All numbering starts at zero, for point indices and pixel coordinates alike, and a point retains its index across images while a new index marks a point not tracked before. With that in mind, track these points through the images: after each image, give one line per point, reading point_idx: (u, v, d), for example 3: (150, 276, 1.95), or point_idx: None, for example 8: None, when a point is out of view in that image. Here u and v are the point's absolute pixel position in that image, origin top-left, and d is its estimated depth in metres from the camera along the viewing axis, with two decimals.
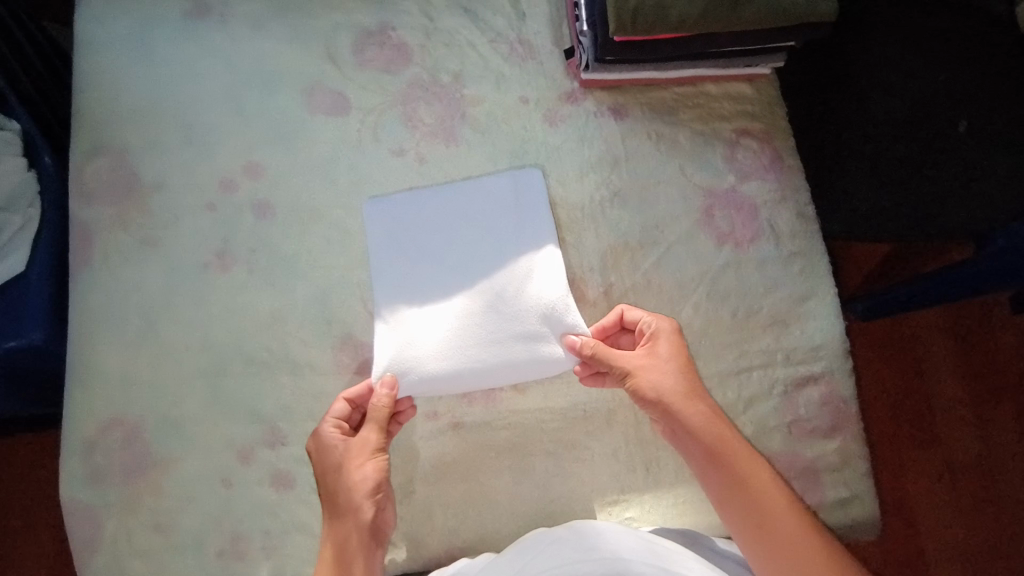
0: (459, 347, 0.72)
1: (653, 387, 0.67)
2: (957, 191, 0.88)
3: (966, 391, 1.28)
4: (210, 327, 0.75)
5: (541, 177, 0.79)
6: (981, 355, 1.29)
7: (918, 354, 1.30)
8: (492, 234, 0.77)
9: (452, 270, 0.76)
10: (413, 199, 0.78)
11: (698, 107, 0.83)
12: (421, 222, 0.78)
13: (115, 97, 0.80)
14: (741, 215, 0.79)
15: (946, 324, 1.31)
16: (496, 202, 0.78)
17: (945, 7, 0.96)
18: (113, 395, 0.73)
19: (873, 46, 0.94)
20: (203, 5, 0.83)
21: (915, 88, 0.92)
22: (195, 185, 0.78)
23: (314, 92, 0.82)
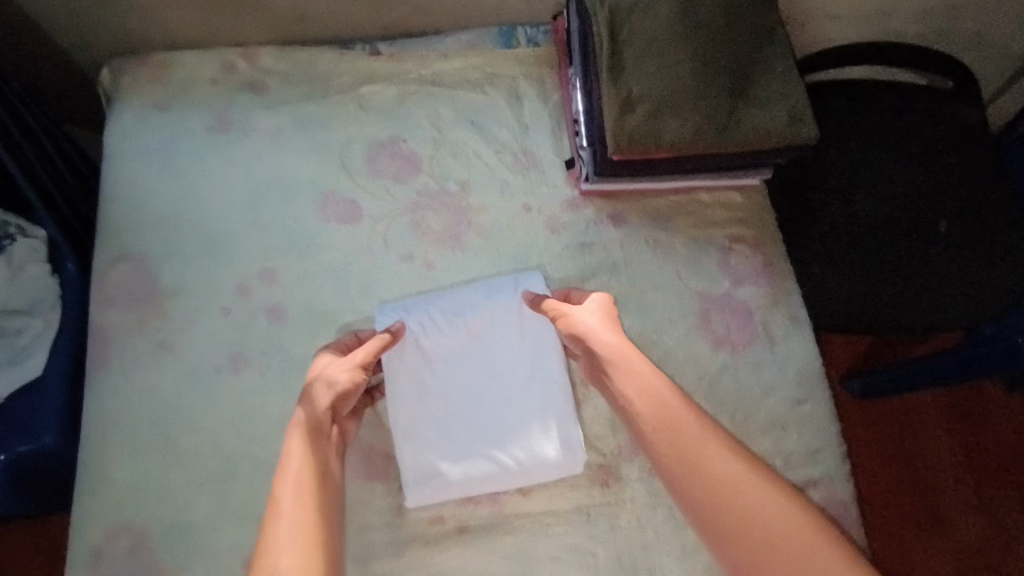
0: (463, 445, 0.75)
1: (581, 324, 0.74)
2: (946, 288, 0.91)
3: (966, 473, 1.29)
4: (221, 431, 0.76)
5: (541, 278, 0.82)
6: (979, 437, 1.31)
7: (917, 436, 1.31)
8: (494, 327, 0.79)
9: (461, 368, 0.78)
10: (422, 295, 0.81)
11: (691, 215, 0.88)
12: (429, 318, 0.79)
13: (139, 206, 0.84)
14: (736, 319, 0.83)
15: (943, 408, 1.33)
16: (501, 300, 0.80)
17: (920, 113, 1.01)
18: (122, 501, 0.73)
19: (851, 150, 1.00)
20: (226, 119, 0.89)
21: (895, 191, 0.97)
22: (212, 289, 0.82)
23: (328, 200, 0.86)
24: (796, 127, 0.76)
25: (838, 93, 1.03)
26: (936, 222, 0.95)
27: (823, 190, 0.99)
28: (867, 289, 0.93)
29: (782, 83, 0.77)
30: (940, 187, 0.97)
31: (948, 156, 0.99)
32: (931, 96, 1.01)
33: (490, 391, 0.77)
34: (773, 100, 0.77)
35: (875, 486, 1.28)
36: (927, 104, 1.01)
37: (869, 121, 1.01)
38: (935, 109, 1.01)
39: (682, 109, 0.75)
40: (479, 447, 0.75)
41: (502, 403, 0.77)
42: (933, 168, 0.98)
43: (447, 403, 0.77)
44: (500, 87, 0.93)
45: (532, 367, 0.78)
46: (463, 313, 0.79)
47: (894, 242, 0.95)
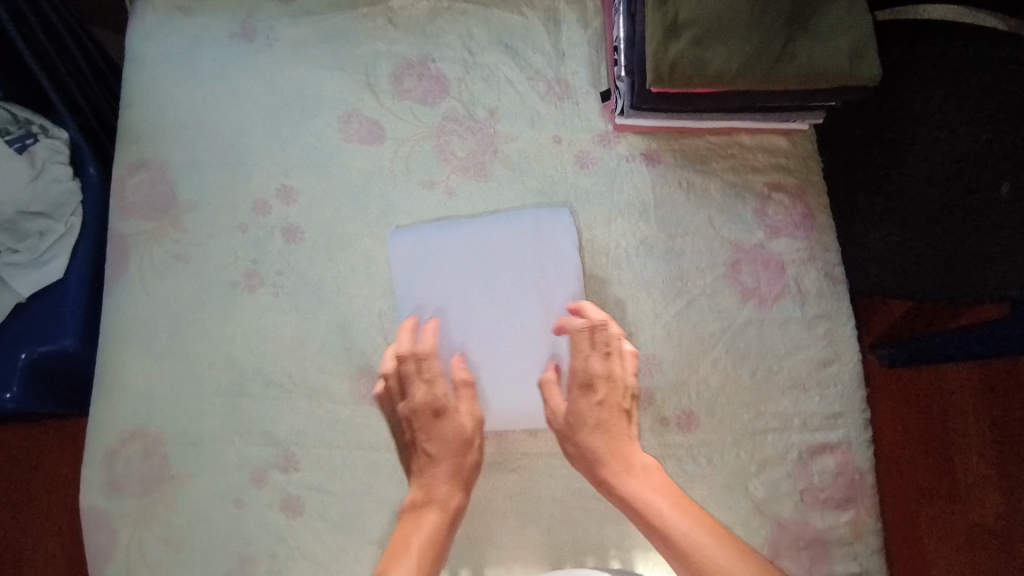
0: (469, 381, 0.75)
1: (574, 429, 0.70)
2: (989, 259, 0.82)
3: (991, 449, 1.24)
4: (234, 347, 0.76)
5: (570, 217, 0.79)
6: (1013, 414, 1.25)
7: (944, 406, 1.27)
8: (514, 267, 0.78)
9: (474, 306, 0.77)
10: (442, 227, 0.79)
11: (731, 158, 0.82)
12: (452, 250, 0.78)
13: (159, 113, 0.83)
14: (768, 272, 0.78)
15: (976, 381, 1.27)
16: (528, 237, 0.78)
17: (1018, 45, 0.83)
18: (135, 408, 0.75)
19: (913, 98, 0.87)
20: (251, 28, 0.85)
21: (956, 145, 0.85)
22: (231, 204, 0.80)
23: (351, 119, 0.83)
24: (856, 64, 0.68)
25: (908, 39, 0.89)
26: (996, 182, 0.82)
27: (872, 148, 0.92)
28: (904, 259, 0.89)
29: (848, 12, 0.69)
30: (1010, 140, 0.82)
31: None
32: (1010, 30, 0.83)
33: (505, 328, 0.76)
34: (835, 31, 0.69)
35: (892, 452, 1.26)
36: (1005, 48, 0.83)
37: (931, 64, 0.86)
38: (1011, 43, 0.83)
39: (728, 40, 0.68)
40: (489, 383, 0.75)
41: (514, 343, 0.76)
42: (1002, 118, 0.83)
43: (458, 338, 0.76)
44: (539, 8, 0.87)
45: (551, 306, 0.77)
46: (487, 248, 0.78)
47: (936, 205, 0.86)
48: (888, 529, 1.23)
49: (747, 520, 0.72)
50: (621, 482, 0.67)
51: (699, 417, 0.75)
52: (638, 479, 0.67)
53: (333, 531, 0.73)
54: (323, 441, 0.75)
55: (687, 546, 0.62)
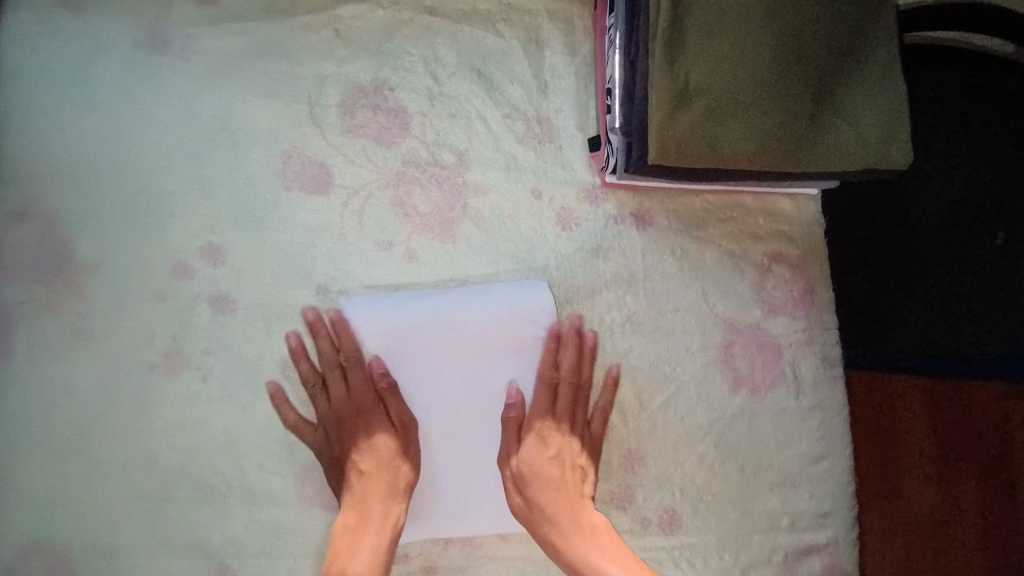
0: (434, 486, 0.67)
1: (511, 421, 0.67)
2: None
3: None
4: (154, 442, 0.65)
5: (548, 291, 0.68)
6: None
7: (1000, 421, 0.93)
8: (482, 354, 0.67)
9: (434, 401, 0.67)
10: (398, 300, 0.66)
11: (730, 222, 0.73)
12: (410, 328, 0.66)
13: (44, 145, 0.66)
14: (762, 355, 0.71)
15: (994, 407, 0.93)
16: (500, 312, 0.67)
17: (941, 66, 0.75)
18: (31, 518, 0.63)
19: None
20: (159, 35, 0.69)
21: (950, 191, 0.77)
22: (143, 267, 0.66)
23: (291, 161, 0.69)
24: (888, 147, 0.59)
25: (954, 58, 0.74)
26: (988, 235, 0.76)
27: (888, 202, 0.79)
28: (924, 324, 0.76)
29: (882, 84, 0.60)
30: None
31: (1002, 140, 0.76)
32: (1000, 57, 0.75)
33: (474, 426, 0.67)
34: (866, 107, 0.59)
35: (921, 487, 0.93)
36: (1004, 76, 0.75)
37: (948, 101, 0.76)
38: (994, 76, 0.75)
39: (747, 113, 0.58)
40: (458, 483, 0.67)
41: (484, 443, 0.67)
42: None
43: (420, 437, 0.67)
44: (518, 27, 0.73)
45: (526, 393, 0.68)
46: (453, 325, 0.67)
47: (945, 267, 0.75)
48: None
49: None
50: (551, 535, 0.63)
51: (683, 516, 0.68)
52: (587, 540, 0.62)
53: None
54: (266, 552, 0.65)
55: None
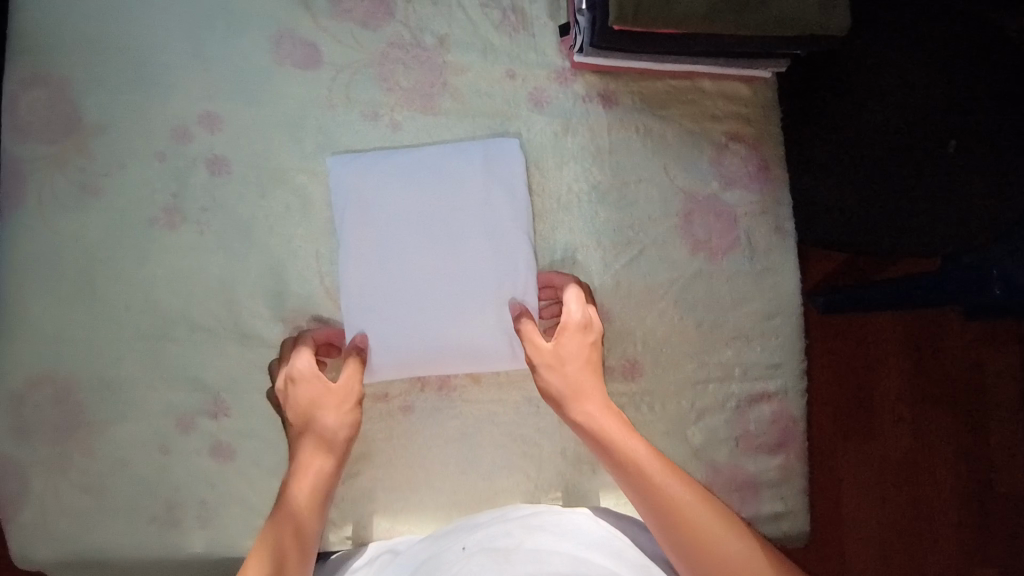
0: (415, 327, 0.72)
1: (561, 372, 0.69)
2: (976, 210, 0.76)
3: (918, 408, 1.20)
4: (155, 289, 0.71)
5: (519, 147, 0.75)
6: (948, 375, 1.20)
7: (910, 340, 1.20)
8: (460, 204, 0.74)
9: (414, 247, 0.73)
10: (388, 154, 0.74)
11: (691, 104, 0.79)
12: (398, 178, 0.73)
13: (54, 17, 0.72)
14: (720, 223, 0.78)
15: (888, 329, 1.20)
16: (476, 164, 0.74)
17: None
18: (44, 351, 0.70)
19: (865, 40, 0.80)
20: None
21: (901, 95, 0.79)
22: (144, 130, 0.72)
23: (283, 40, 0.75)
24: (829, 13, 0.66)
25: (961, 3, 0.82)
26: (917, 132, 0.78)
27: (865, 75, 0.80)
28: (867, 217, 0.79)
29: None
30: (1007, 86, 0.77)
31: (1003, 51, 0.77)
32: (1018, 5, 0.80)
33: (450, 270, 0.73)
34: None
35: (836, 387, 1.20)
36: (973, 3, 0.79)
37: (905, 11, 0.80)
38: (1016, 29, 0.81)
39: None
40: (440, 323, 0.73)
41: (458, 285, 0.73)
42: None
43: (400, 280, 0.72)
44: None
45: (500, 238, 0.74)
46: (432, 178, 0.74)
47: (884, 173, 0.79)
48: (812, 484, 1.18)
49: (685, 465, 0.76)
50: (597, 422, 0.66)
51: (642, 364, 0.76)
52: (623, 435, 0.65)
53: (267, 477, 0.71)
54: (257, 388, 0.72)
55: (662, 494, 0.61)
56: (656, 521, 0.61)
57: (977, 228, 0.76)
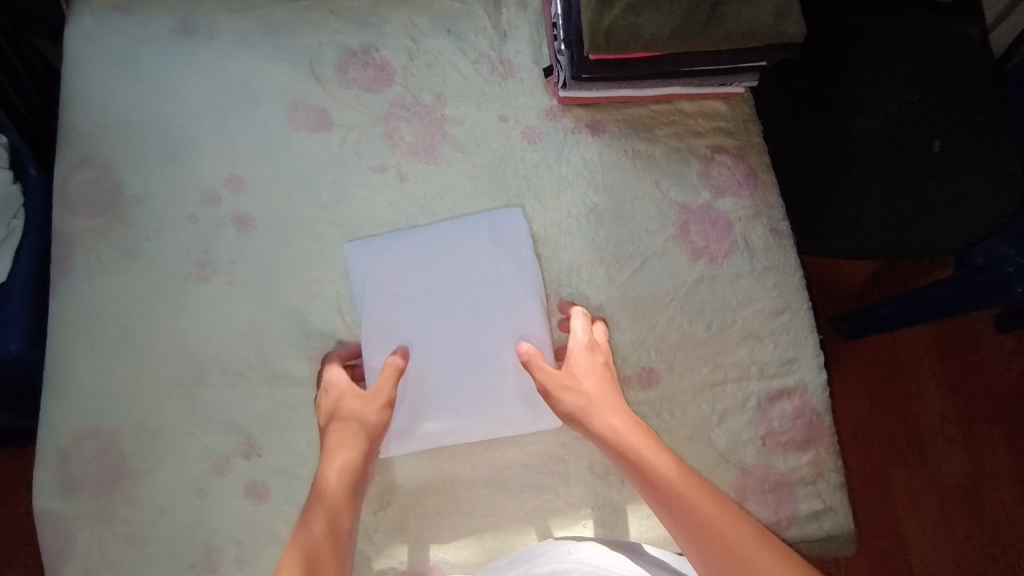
0: (441, 403, 0.75)
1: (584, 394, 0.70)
2: (971, 196, 0.91)
3: (951, 408, 1.28)
4: (191, 340, 0.76)
5: (522, 215, 0.80)
6: (971, 377, 1.29)
7: (931, 348, 1.31)
8: (471, 279, 0.78)
9: (433, 326, 0.77)
10: (400, 234, 0.79)
11: (673, 125, 0.85)
12: (412, 257, 0.78)
13: (100, 111, 0.82)
14: (716, 230, 0.81)
15: (932, 341, 1.32)
16: (483, 234, 0.79)
17: (884, 28, 0.99)
18: (90, 407, 0.74)
19: (854, 73, 0.98)
20: (190, 22, 0.85)
21: (887, 108, 0.96)
22: (179, 197, 0.80)
23: (297, 108, 0.83)
24: (783, 23, 0.73)
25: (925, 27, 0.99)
26: (918, 142, 0.94)
27: (848, 100, 0.97)
28: (869, 215, 0.93)
29: None
30: (968, 96, 0.96)
31: (953, 70, 0.97)
32: (975, 20, 0.99)
33: (469, 341, 0.77)
34: None
35: (865, 394, 1.29)
36: (932, 32, 0.99)
37: (880, 44, 0.99)
38: (978, 37, 0.98)
39: (661, 6, 0.72)
40: (464, 397, 0.75)
41: (478, 356, 0.76)
42: (990, 94, 0.96)
43: (423, 357, 0.76)
44: None
45: (511, 306, 0.77)
46: (444, 253, 0.79)
47: (885, 176, 0.94)
48: (854, 491, 1.25)
49: (714, 469, 0.75)
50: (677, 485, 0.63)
51: (658, 372, 0.77)
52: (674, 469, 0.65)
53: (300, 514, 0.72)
54: (287, 425, 0.74)
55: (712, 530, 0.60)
56: (707, 554, 0.59)
57: (971, 210, 0.90)
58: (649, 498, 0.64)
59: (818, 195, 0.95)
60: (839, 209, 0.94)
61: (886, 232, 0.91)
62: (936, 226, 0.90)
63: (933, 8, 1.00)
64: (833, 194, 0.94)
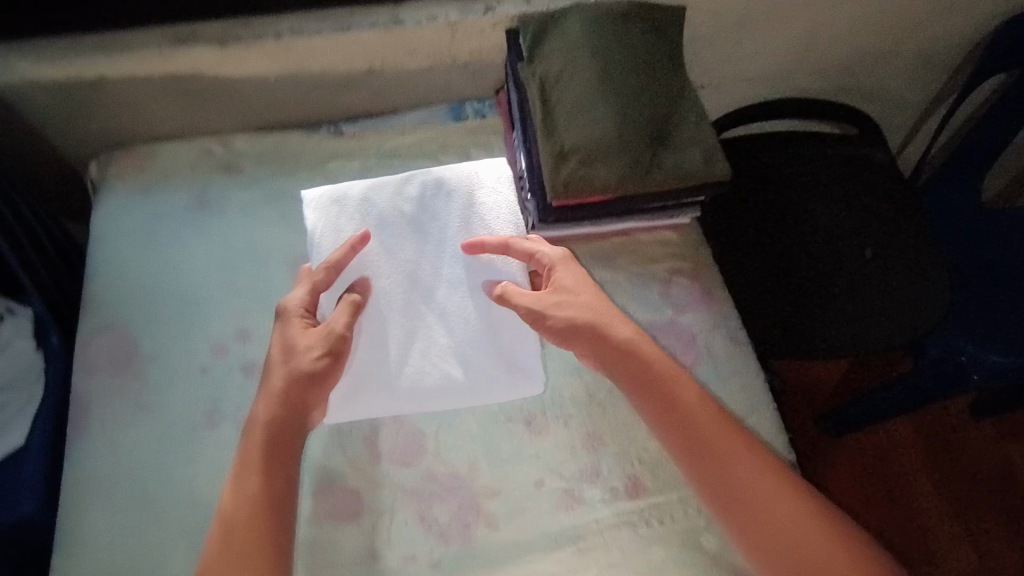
0: (406, 348, 0.80)
1: (583, 311, 0.78)
2: (903, 299, 1.03)
3: (946, 498, 1.33)
4: (198, 484, 0.80)
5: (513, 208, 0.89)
6: (958, 466, 1.36)
7: (918, 439, 1.38)
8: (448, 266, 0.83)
9: (409, 311, 0.81)
10: (378, 214, 0.85)
11: (633, 253, 0.96)
12: (391, 218, 0.85)
13: (122, 278, 0.92)
14: (681, 343, 0.89)
15: (917, 432, 1.39)
16: (461, 188, 0.88)
17: (807, 158, 1.16)
18: (97, 562, 0.76)
19: (787, 196, 1.13)
20: (204, 196, 0.98)
21: (819, 225, 1.11)
22: (191, 351, 0.87)
23: (299, 262, 0.93)
24: (711, 166, 0.87)
25: (841, 155, 1.16)
26: (851, 253, 1.08)
27: (784, 219, 1.11)
28: (818, 319, 1.03)
29: (696, 132, 0.89)
30: (886, 212, 1.11)
31: (871, 190, 1.13)
32: (883, 147, 1.15)
33: (441, 335, 0.80)
34: (690, 146, 0.88)
35: (862, 487, 1.33)
36: (849, 158, 1.15)
37: (805, 171, 1.15)
38: (888, 159, 1.14)
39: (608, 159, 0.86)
40: (433, 388, 0.79)
41: (453, 343, 0.80)
42: (905, 209, 1.11)
43: (397, 341, 0.80)
44: (453, 153, 1.02)
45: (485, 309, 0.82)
46: (431, 225, 0.85)
47: (827, 284, 1.06)
48: None
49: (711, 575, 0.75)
50: (744, 476, 0.71)
51: (643, 481, 0.80)
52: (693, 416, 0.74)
53: None
54: None
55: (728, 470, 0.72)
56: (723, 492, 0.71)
57: (906, 311, 1.02)
58: (674, 441, 0.74)
59: (771, 304, 1.06)
60: (790, 316, 1.04)
61: (835, 334, 1.02)
62: (878, 326, 1.02)
63: (846, 138, 1.17)
64: (784, 303, 1.05)
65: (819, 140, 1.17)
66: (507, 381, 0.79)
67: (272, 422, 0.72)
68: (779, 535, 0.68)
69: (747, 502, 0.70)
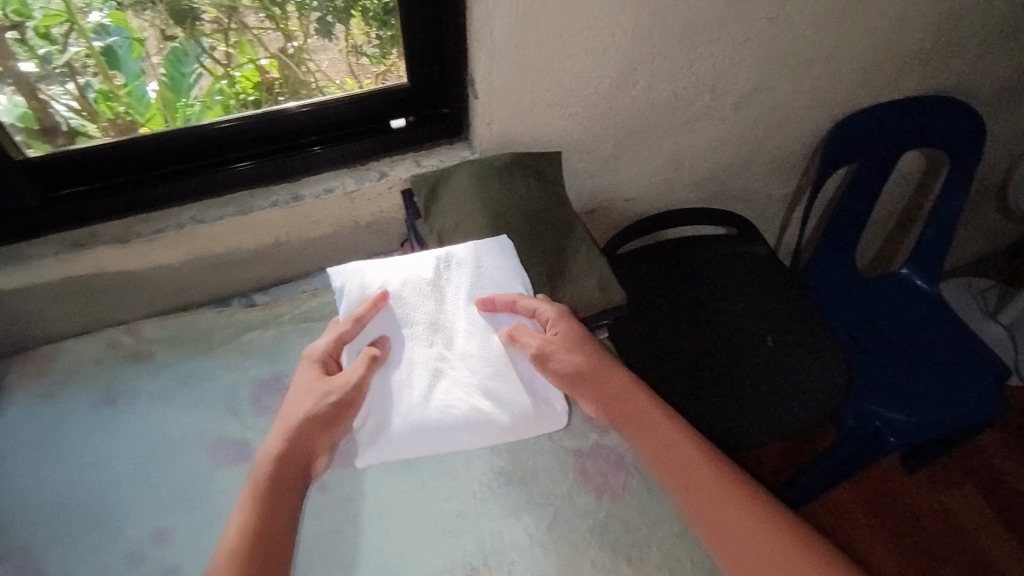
0: (427, 379, 0.83)
1: (568, 363, 0.83)
2: (806, 382, 1.13)
3: (904, 556, 1.45)
4: None
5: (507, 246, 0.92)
6: (907, 524, 1.50)
7: (866, 505, 1.53)
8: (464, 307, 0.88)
9: (426, 352, 0.85)
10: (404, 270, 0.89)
11: None
12: (418, 280, 0.89)
13: (22, 497, 0.86)
14: (610, 466, 0.91)
15: (865, 499, 1.54)
16: (467, 253, 0.91)
17: (698, 261, 1.26)
18: None
19: (688, 298, 1.21)
20: (113, 392, 0.95)
21: (721, 320, 1.19)
22: (101, 565, 0.81)
23: (218, 445, 0.91)
24: (608, 293, 0.94)
25: (727, 254, 1.26)
26: (754, 344, 1.16)
27: (690, 319, 1.19)
28: (737, 413, 1.09)
29: (589, 261, 0.97)
30: (776, 300, 1.21)
31: (759, 281, 1.23)
32: (761, 241, 1.27)
33: (465, 372, 0.84)
34: (585, 277, 0.95)
35: None
36: (734, 256, 1.26)
37: (699, 272, 1.24)
38: (768, 252, 1.26)
39: None
40: (459, 423, 0.81)
41: (481, 377, 0.84)
42: (792, 296, 1.22)
43: (414, 382, 0.83)
44: None
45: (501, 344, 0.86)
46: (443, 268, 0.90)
47: (739, 376, 1.13)
48: None
49: None
50: (702, 473, 0.78)
51: None
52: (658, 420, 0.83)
53: None
54: None
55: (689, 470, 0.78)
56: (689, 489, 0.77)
57: (811, 394, 1.12)
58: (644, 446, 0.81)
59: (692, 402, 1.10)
60: (712, 412, 1.09)
61: (755, 424, 1.08)
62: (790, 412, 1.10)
63: (729, 236, 1.28)
64: (704, 400, 1.10)
65: (706, 243, 1.28)
66: (537, 409, 0.84)
67: (276, 460, 0.75)
68: (730, 527, 0.74)
69: (707, 497, 0.76)
